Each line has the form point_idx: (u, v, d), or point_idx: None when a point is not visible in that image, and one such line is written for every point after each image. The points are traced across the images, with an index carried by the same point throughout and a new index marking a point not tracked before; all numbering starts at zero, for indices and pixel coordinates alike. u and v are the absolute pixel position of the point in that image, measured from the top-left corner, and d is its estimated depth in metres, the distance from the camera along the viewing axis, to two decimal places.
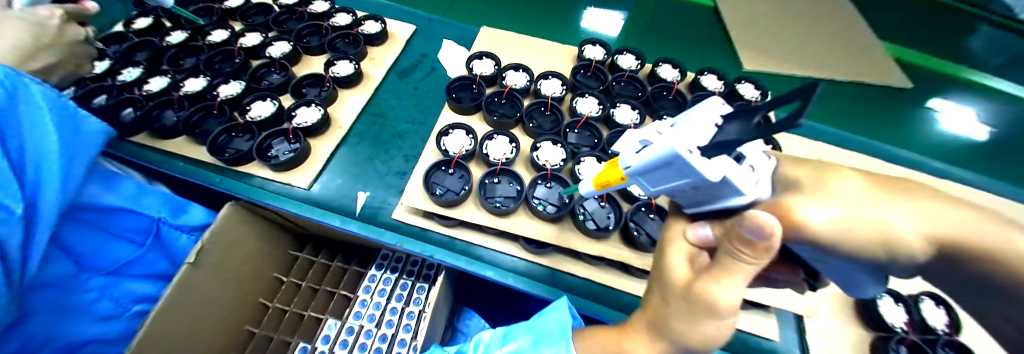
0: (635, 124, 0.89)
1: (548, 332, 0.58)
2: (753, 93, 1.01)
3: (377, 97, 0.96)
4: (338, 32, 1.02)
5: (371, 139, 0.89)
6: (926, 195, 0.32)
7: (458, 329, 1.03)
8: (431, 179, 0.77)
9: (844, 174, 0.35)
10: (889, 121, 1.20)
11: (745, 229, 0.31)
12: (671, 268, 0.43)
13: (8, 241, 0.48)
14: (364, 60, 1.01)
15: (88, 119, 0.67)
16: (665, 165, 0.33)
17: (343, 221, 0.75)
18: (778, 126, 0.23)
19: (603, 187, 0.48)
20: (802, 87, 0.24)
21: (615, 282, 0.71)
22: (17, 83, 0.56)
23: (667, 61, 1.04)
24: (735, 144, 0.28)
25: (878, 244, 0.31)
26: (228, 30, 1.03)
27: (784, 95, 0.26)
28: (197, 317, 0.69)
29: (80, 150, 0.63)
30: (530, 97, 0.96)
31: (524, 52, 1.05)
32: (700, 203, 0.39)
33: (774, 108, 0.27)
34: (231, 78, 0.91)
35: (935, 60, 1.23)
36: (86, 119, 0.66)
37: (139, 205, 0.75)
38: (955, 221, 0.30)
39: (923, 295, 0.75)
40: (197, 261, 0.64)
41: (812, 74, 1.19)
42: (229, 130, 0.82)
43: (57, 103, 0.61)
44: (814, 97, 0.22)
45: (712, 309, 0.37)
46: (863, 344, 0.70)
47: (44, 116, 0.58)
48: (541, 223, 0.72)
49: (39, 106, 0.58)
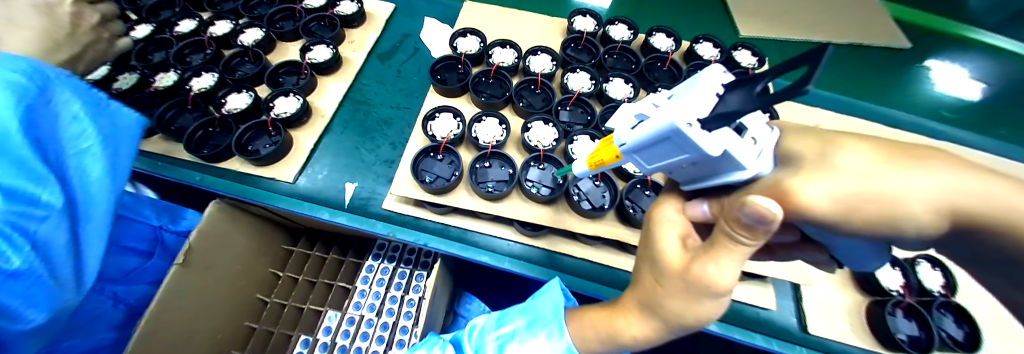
0: (629, 98, 0.86)
1: (542, 315, 0.59)
2: (750, 60, 0.97)
3: (359, 83, 0.92)
4: (311, 15, 0.96)
5: (357, 127, 0.85)
6: (939, 159, 0.30)
7: (459, 313, 1.05)
8: (420, 167, 0.74)
9: (848, 145, 0.33)
10: (896, 81, 1.16)
11: (745, 215, 0.29)
12: (662, 250, 0.41)
13: (49, 244, 0.42)
14: (343, 43, 0.96)
15: (123, 113, 0.57)
16: (663, 141, 0.31)
17: (332, 214, 0.73)
18: (780, 95, 0.22)
19: (597, 166, 0.46)
20: (808, 52, 0.22)
21: (612, 260, 0.71)
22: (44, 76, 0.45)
23: (661, 30, 1.00)
24: (737, 115, 0.26)
25: (883, 218, 0.29)
26: (196, 19, 0.96)
27: (790, 60, 0.24)
28: (195, 317, 0.69)
29: (123, 138, 0.55)
30: (519, 75, 0.92)
31: (511, 27, 1.00)
32: (700, 179, 0.37)
33: (779, 74, 0.25)
34: (203, 70, 0.86)
35: (928, 17, 1.27)
36: (121, 110, 0.57)
37: (141, 214, 0.74)
38: (971, 190, 0.28)
39: (919, 258, 0.76)
40: (186, 261, 0.63)
41: (816, 38, 1.14)
42: (205, 125, 0.79)
43: (88, 95, 0.52)
44: (822, 63, 0.20)
45: (709, 289, 0.36)
46: (858, 308, 0.71)
47: (77, 106, 0.49)
48: (536, 205, 0.70)
49: (68, 97, 0.48)
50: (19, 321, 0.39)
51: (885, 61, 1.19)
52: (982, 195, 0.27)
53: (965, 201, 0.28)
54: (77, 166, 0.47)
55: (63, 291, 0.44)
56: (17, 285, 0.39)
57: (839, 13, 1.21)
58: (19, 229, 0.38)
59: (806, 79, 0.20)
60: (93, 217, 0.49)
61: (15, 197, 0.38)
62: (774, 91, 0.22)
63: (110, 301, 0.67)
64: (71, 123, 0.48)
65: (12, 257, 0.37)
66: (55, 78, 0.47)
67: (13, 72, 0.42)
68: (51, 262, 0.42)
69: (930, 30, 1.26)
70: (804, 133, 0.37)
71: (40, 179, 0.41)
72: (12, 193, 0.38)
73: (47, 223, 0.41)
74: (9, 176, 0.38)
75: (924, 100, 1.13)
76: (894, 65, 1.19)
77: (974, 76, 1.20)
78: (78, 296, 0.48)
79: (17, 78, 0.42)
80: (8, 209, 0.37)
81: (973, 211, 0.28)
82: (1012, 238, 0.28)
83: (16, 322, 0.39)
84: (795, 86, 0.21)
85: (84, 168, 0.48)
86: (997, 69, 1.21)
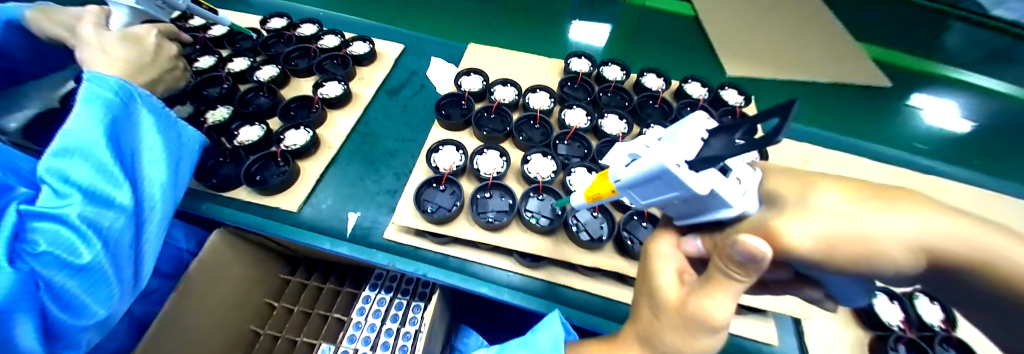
0: (623, 133, 0.90)
1: (541, 349, 0.57)
2: (737, 98, 1.03)
3: (367, 116, 0.96)
4: (326, 54, 1.02)
5: (362, 159, 0.88)
6: (915, 200, 0.32)
7: (456, 347, 1.01)
8: (422, 197, 0.76)
9: (825, 186, 0.35)
10: (879, 118, 1.22)
11: (737, 252, 0.30)
12: (660, 285, 0.42)
13: (124, 237, 0.51)
14: (353, 80, 1.01)
15: (188, 129, 0.67)
16: (654, 178, 0.33)
17: (332, 243, 0.74)
18: (761, 142, 0.24)
19: (595, 199, 0.48)
20: (778, 106, 0.26)
21: (611, 293, 0.70)
22: (127, 96, 0.57)
23: (652, 70, 1.06)
24: (721, 158, 0.28)
25: (865, 255, 0.31)
26: (215, 55, 1.02)
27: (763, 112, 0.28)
28: (184, 348, 0.67)
29: (186, 151, 0.66)
30: (519, 111, 0.97)
31: (513, 67, 1.06)
32: (692, 215, 0.38)
33: (757, 124, 0.28)
34: (220, 103, 0.91)
35: (903, 58, 1.37)
36: (187, 128, 0.67)
37: (174, 237, 0.77)
38: (953, 233, 0.29)
39: (916, 291, 0.76)
40: (182, 292, 0.63)
41: (792, 78, 1.24)
42: (216, 155, 0.82)
43: (162, 114, 0.62)
44: (792, 114, 0.23)
45: (706, 325, 0.37)
46: (861, 344, 0.70)
47: (148, 121, 0.59)
48: (536, 236, 0.71)
49: (144, 118, 0.59)
50: (76, 310, 0.47)
51: (866, 98, 1.26)
52: (960, 236, 0.29)
53: (943, 242, 0.29)
54: (146, 171, 0.58)
55: (129, 276, 0.54)
56: (83, 279, 0.46)
57: (816, 57, 1.31)
58: (93, 226, 0.47)
59: (781, 126, 0.23)
60: (154, 217, 0.58)
61: (93, 196, 0.48)
62: (760, 134, 0.24)
63: (124, 323, 0.67)
64: (146, 136, 0.59)
65: (83, 252, 0.45)
66: (139, 96, 0.59)
67: (104, 89, 0.54)
68: (123, 252, 0.52)
69: (905, 69, 1.34)
70: (785, 174, 0.40)
71: (116, 183, 0.51)
72: (93, 193, 0.48)
73: (120, 219, 0.51)
74: (89, 177, 0.48)
75: (912, 137, 1.18)
76: (876, 103, 1.25)
77: (956, 112, 1.26)
78: (131, 292, 0.56)
79: (106, 95, 0.54)
80: (83, 208, 0.47)
81: (957, 252, 0.29)
82: (1002, 279, 0.28)
83: (75, 309, 0.46)
84: (773, 132, 0.23)
85: (150, 176, 0.58)
86: (977, 105, 1.28)
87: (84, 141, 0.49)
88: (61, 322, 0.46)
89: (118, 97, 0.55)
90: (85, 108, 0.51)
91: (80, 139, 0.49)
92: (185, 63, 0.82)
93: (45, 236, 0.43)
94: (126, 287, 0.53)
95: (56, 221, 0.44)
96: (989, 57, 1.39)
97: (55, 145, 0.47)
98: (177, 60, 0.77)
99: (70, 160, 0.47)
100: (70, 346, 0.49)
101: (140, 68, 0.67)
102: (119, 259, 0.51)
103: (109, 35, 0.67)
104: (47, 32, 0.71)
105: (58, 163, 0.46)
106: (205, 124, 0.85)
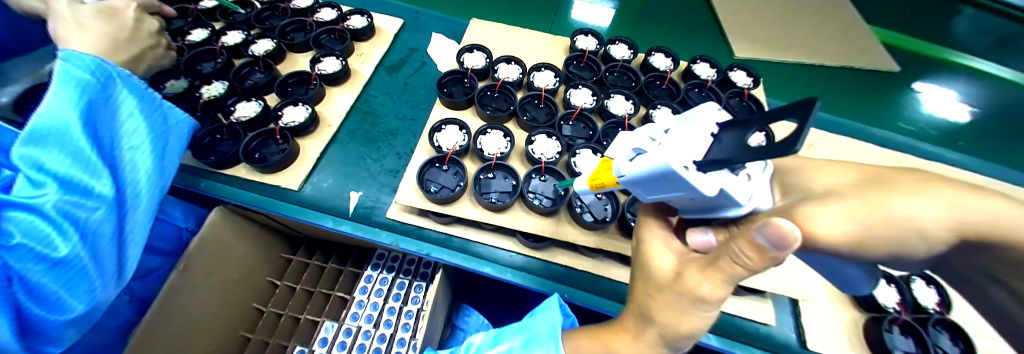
0: (630, 114, 0.88)
1: (537, 334, 0.59)
2: (745, 80, 1.01)
3: (366, 94, 0.94)
4: (323, 28, 0.99)
5: (362, 137, 0.87)
6: (943, 183, 0.32)
7: (458, 326, 1.03)
8: (425, 177, 0.75)
9: None
10: (885, 104, 1.21)
11: (764, 235, 0.27)
12: (655, 266, 0.43)
13: (105, 228, 0.50)
14: (352, 56, 0.98)
15: (175, 111, 0.65)
16: (660, 178, 0.32)
17: (335, 222, 0.73)
18: (772, 151, 0.23)
19: (598, 187, 0.48)
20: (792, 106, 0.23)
21: (613, 273, 0.71)
22: (104, 77, 0.54)
23: (660, 50, 1.03)
24: (730, 162, 0.27)
25: (885, 236, 0.31)
26: (207, 29, 0.97)
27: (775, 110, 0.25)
28: (187, 326, 0.68)
29: (174, 136, 0.64)
30: (523, 90, 0.95)
31: (517, 44, 1.03)
32: (700, 210, 0.37)
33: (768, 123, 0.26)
34: (213, 78, 0.87)
35: (913, 43, 1.34)
36: (173, 110, 0.64)
37: (171, 215, 0.75)
38: (980, 210, 0.29)
39: (913, 275, 0.77)
40: (185, 267, 0.63)
41: (802, 60, 1.22)
42: (214, 132, 0.80)
43: (144, 95, 0.60)
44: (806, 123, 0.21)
45: (699, 299, 0.37)
46: (855, 325, 0.71)
47: (130, 104, 0.57)
48: (538, 217, 0.71)
49: (125, 100, 0.57)
50: (54, 304, 0.46)
51: (875, 83, 1.24)
52: (991, 214, 0.29)
53: (978, 219, 0.29)
54: (129, 158, 0.56)
55: (115, 266, 0.53)
56: (60, 273, 0.45)
57: (825, 40, 1.28)
58: (69, 218, 0.45)
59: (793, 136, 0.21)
60: (139, 205, 0.57)
61: (69, 186, 0.46)
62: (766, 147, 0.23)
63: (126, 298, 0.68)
64: (127, 120, 0.57)
65: (59, 244, 0.44)
66: (117, 76, 0.56)
67: (80, 70, 0.51)
68: (105, 243, 0.50)
69: (915, 54, 1.31)
70: None
71: (93, 171, 0.49)
72: (69, 182, 0.46)
73: (100, 210, 0.49)
74: (64, 166, 0.46)
75: (918, 124, 1.17)
76: (884, 88, 1.23)
77: (963, 99, 1.24)
78: (117, 282, 0.55)
79: (82, 76, 0.51)
80: (60, 198, 0.45)
81: (962, 226, 0.29)
82: (1002, 250, 0.29)
83: (54, 304, 0.46)
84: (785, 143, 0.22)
85: (134, 162, 0.56)
86: (983, 93, 1.26)
87: (58, 125, 0.46)
88: (39, 314, 0.45)
89: (95, 78, 0.53)
90: (61, 90, 0.49)
91: (54, 124, 0.46)
92: (169, 40, 0.79)
93: (19, 227, 0.41)
94: (110, 277, 0.52)
95: (29, 212, 0.42)
96: (1000, 44, 1.36)
97: (29, 128, 0.45)
98: (160, 37, 0.74)
99: (42, 147, 0.45)
100: (52, 335, 0.49)
101: (117, 46, 0.64)
102: (102, 250, 0.50)
103: (82, 9, 0.63)
104: (29, 6, 0.67)
105: (30, 151, 0.44)
106: (201, 99, 0.82)
